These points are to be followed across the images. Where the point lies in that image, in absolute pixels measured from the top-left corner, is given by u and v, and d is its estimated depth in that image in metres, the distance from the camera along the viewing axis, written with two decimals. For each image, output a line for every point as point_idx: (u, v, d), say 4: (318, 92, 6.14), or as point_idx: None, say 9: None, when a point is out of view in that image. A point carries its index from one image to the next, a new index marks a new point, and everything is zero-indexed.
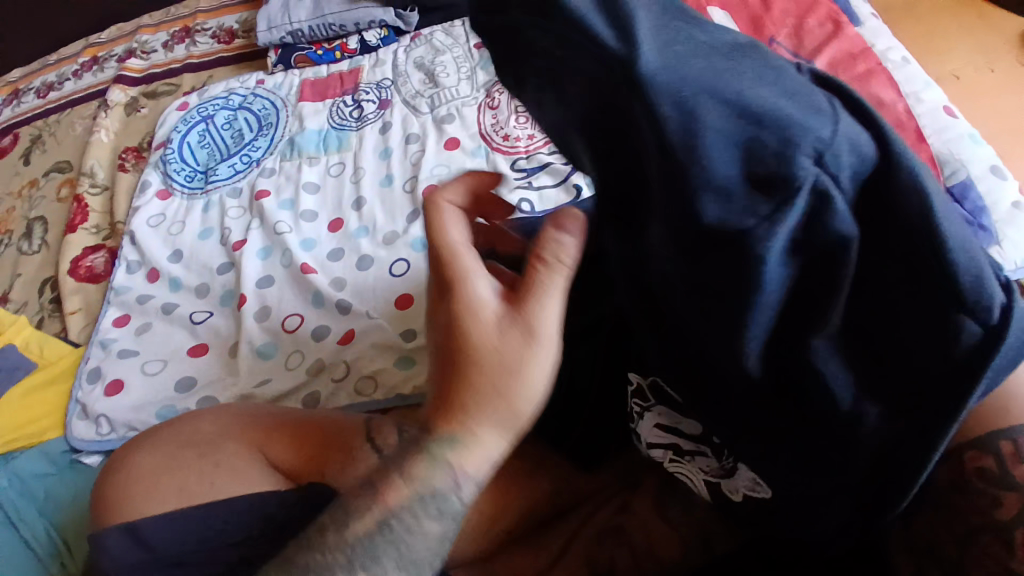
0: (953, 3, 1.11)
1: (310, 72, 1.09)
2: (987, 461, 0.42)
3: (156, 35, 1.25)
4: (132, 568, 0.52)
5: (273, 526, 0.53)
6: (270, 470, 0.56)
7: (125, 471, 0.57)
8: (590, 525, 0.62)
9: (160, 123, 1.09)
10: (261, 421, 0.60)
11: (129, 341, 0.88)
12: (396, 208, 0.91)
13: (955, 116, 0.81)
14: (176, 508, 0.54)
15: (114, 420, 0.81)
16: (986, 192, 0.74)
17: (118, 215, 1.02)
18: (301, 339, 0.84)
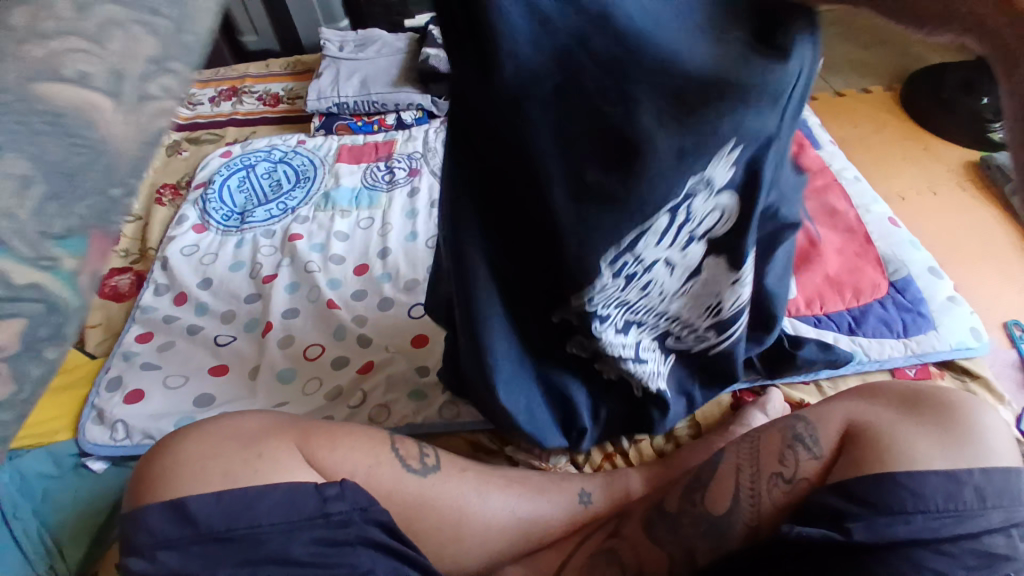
0: (901, 137, 1.34)
1: (347, 139, 1.22)
2: (927, 498, 0.53)
3: (204, 90, 1.38)
4: (168, 542, 0.56)
5: (309, 514, 0.59)
6: (307, 465, 0.64)
7: (169, 458, 0.62)
8: (584, 550, 0.69)
9: (202, 166, 1.20)
10: (298, 425, 0.68)
11: (151, 355, 0.92)
12: (418, 260, 1.01)
13: (898, 226, 0.98)
14: (219, 489, 0.59)
15: (131, 426, 0.83)
16: (923, 287, 0.90)
17: (151, 242, 1.09)
18: (321, 366, 0.90)
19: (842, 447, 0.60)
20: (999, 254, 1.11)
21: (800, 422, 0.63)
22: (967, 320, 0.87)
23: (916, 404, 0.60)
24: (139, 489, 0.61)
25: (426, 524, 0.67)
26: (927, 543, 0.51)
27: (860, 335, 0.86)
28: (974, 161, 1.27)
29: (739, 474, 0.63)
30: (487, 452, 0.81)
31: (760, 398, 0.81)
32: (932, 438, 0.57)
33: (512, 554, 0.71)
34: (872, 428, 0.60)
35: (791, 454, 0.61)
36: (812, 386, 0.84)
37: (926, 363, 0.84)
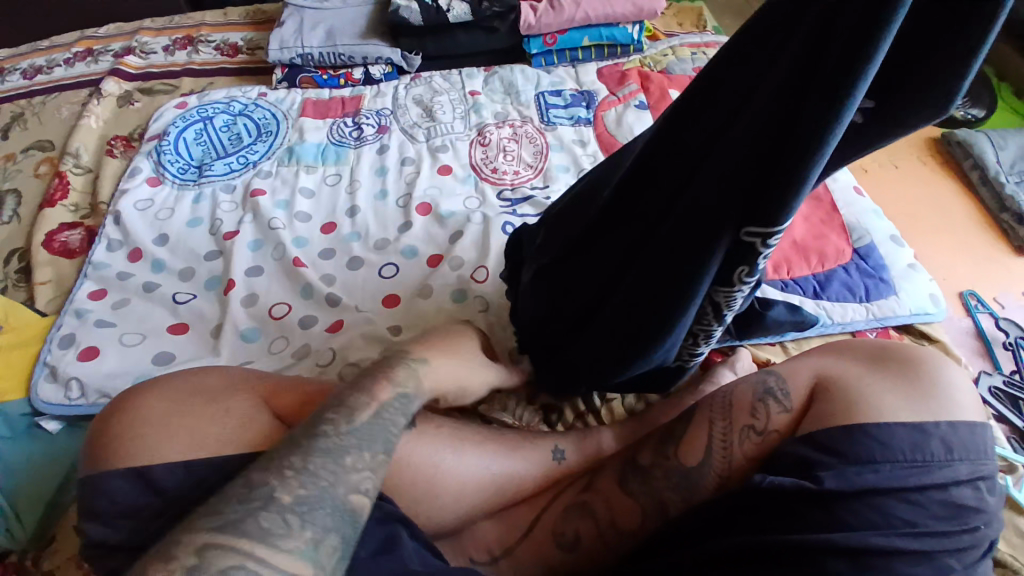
0: None
1: (312, 93, 1.18)
2: (896, 450, 0.56)
3: (157, 39, 1.30)
4: (128, 512, 0.54)
5: None
6: (276, 419, 0.62)
7: (130, 413, 0.58)
8: (558, 505, 0.70)
9: (156, 117, 1.13)
10: (268, 379, 0.65)
11: (105, 313, 0.87)
12: (388, 219, 0.99)
13: (861, 194, 1.00)
14: (184, 455, 0.56)
15: (86, 384, 0.79)
16: (885, 254, 0.93)
17: (102, 196, 1.03)
18: (288, 326, 0.87)
19: (811, 400, 0.63)
20: (955, 227, 1.16)
21: (772, 376, 0.65)
22: (925, 286, 0.91)
23: (882, 360, 0.63)
24: (98, 446, 0.57)
25: (402, 483, 0.66)
26: (892, 491, 0.55)
27: (825, 299, 0.88)
28: (934, 137, 1.31)
29: (711, 428, 0.65)
30: (459, 411, 0.81)
31: (730, 357, 0.83)
32: (900, 391, 0.60)
33: (486, 510, 0.71)
34: (840, 381, 0.62)
35: (762, 406, 0.63)
36: (777, 347, 0.87)
37: (885, 326, 0.87)
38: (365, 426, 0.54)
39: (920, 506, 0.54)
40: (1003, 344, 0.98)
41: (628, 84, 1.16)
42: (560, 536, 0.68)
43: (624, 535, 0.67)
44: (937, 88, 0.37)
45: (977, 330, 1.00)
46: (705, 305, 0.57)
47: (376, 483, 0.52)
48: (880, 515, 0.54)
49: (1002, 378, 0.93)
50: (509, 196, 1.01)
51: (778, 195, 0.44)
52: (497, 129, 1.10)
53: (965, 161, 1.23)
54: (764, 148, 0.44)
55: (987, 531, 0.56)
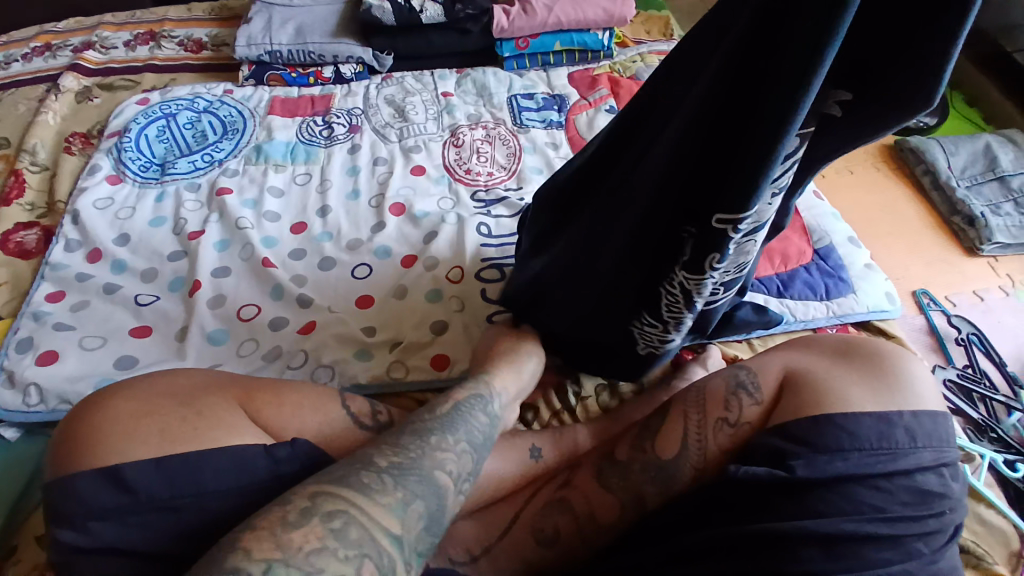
0: None
1: (280, 91, 1.16)
2: (861, 439, 0.58)
3: (118, 34, 1.26)
4: (102, 513, 0.51)
5: (262, 478, 0.55)
6: (252, 423, 0.60)
7: (98, 417, 0.56)
8: (537, 501, 0.71)
9: (116, 114, 1.09)
10: (243, 382, 0.63)
11: (63, 315, 0.84)
12: (361, 219, 0.98)
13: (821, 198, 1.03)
14: (157, 454, 0.54)
15: (46, 389, 0.76)
16: (844, 255, 0.96)
17: (59, 194, 0.99)
18: (258, 328, 0.85)
19: (781, 393, 0.64)
20: (909, 229, 1.21)
21: (741, 371, 0.67)
22: (881, 285, 0.94)
23: (846, 354, 0.66)
24: (64, 450, 0.55)
25: None
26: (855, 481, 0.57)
27: (788, 298, 0.91)
28: (889, 144, 1.37)
29: (686, 421, 0.66)
30: None
31: (700, 354, 0.85)
32: (865, 385, 0.62)
33: (466, 509, 0.70)
34: (808, 375, 0.64)
35: (734, 400, 0.65)
36: (744, 343, 0.89)
37: (845, 323, 0.90)
38: (449, 416, 0.58)
39: (888, 493, 0.57)
40: (955, 340, 1.04)
41: (599, 88, 1.19)
42: (541, 532, 0.68)
43: (603, 529, 0.67)
44: (922, 77, 0.42)
45: (930, 327, 1.05)
46: (674, 289, 0.59)
47: (459, 466, 0.54)
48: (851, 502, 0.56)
49: (955, 372, 0.98)
50: (483, 197, 1.01)
51: (738, 163, 0.47)
52: (470, 130, 1.10)
53: (918, 166, 1.29)
54: (724, 115, 0.48)
55: (952, 516, 0.59)
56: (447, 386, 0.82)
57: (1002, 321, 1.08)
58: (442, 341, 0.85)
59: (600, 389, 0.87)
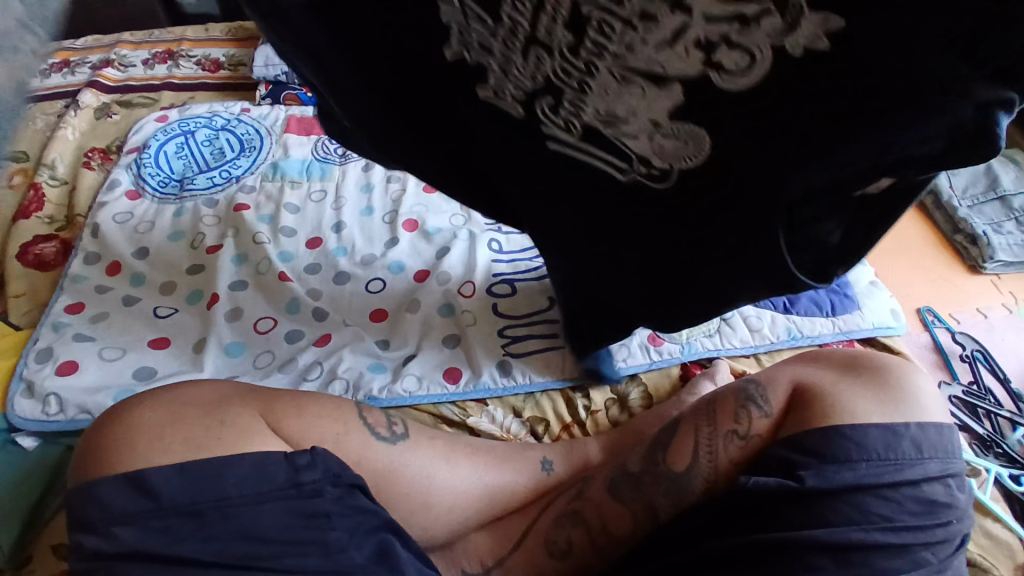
0: None
1: (295, 110, 1.18)
2: (869, 450, 0.59)
3: (136, 52, 1.29)
4: (125, 517, 0.52)
5: (281, 484, 0.56)
6: (272, 432, 0.61)
7: (124, 427, 0.57)
8: (551, 513, 0.72)
9: (135, 130, 1.12)
10: (262, 393, 0.64)
11: (82, 327, 0.85)
12: (375, 235, 1.00)
13: None
14: (181, 460, 0.55)
15: (65, 399, 0.76)
16: (850, 272, 0.97)
17: (79, 209, 1.01)
18: (273, 340, 0.87)
19: (792, 405, 0.66)
20: (912, 248, 1.23)
21: (752, 383, 0.69)
22: (885, 302, 0.95)
23: (854, 367, 0.67)
24: (89, 457, 0.56)
25: (393, 496, 0.66)
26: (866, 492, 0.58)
27: (794, 314, 0.92)
28: None
29: (697, 433, 0.67)
30: (451, 423, 0.82)
31: (709, 369, 0.86)
32: (874, 397, 0.63)
33: (476, 522, 0.72)
34: (817, 388, 0.65)
35: (744, 412, 0.66)
36: (752, 359, 0.90)
37: (850, 339, 0.91)
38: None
39: (897, 504, 0.58)
40: (960, 356, 1.05)
41: None
42: (553, 545, 0.69)
43: (614, 539, 0.68)
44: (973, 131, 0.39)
45: (935, 344, 1.07)
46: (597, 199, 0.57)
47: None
48: (857, 513, 0.57)
49: (960, 388, 1.00)
50: None
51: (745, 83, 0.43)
52: None
53: None
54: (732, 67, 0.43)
55: (960, 527, 0.60)
56: (458, 399, 0.84)
57: (1006, 338, 1.09)
58: (453, 353, 0.87)
59: (610, 402, 0.87)
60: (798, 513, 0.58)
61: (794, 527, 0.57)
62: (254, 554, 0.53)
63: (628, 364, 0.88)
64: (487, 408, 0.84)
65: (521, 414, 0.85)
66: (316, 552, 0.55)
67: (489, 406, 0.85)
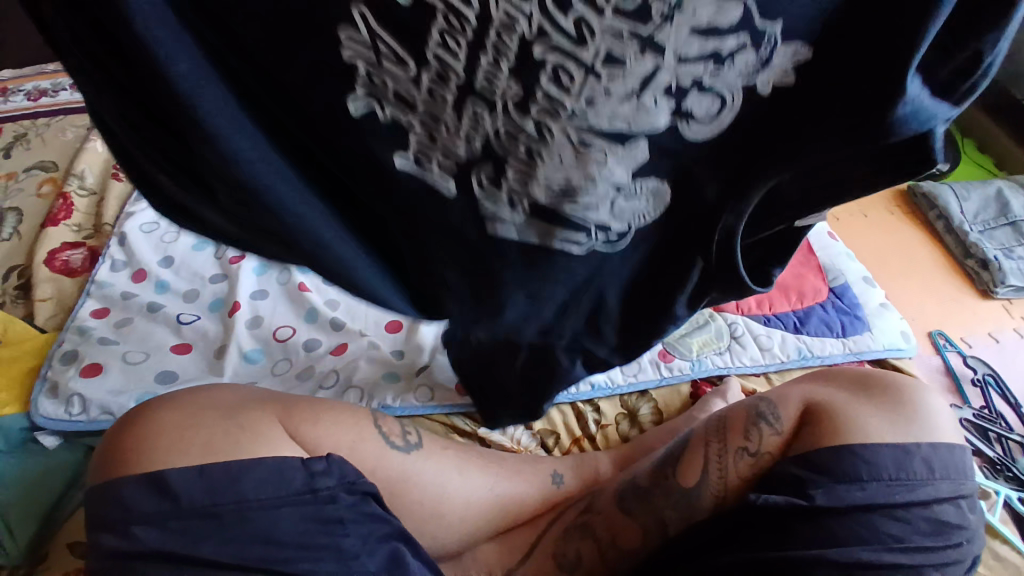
0: None
1: None
2: (882, 470, 0.60)
3: None
4: (145, 518, 0.54)
5: (299, 489, 0.57)
6: (290, 438, 0.62)
7: (146, 428, 0.59)
8: (559, 525, 0.73)
9: None
10: (281, 399, 0.66)
11: (108, 331, 0.86)
12: None
13: (835, 238, 1.06)
14: (200, 462, 0.56)
15: (88, 400, 0.78)
16: (859, 293, 0.98)
17: (107, 217, 1.04)
18: (292, 349, 0.88)
19: (803, 422, 0.66)
20: (923, 272, 1.23)
21: (763, 400, 0.69)
22: (896, 323, 0.96)
23: (865, 386, 0.68)
24: (111, 458, 0.58)
25: (405, 505, 0.67)
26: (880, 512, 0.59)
27: (805, 333, 0.93)
28: (901, 189, 1.40)
29: (708, 449, 0.67)
30: (461, 433, 0.83)
31: (721, 386, 0.86)
32: (886, 416, 0.64)
33: (485, 533, 0.73)
34: (829, 405, 0.66)
35: (755, 430, 0.66)
36: (762, 377, 0.91)
37: (861, 360, 0.91)
38: None
39: (908, 523, 0.59)
40: (971, 380, 1.05)
41: None
42: (562, 557, 0.70)
43: (623, 553, 0.69)
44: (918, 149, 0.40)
45: (946, 367, 1.07)
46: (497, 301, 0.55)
47: None
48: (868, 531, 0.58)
49: (971, 412, 1.00)
50: None
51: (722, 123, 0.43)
52: None
53: (931, 211, 1.32)
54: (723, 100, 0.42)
55: (970, 547, 0.61)
56: (470, 410, 0.85)
57: (1017, 363, 1.09)
58: None
59: (620, 416, 0.88)
60: (807, 532, 0.59)
61: (804, 545, 0.58)
62: (269, 557, 0.55)
63: (638, 380, 0.88)
64: None
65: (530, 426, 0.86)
66: (330, 558, 0.57)
67: None
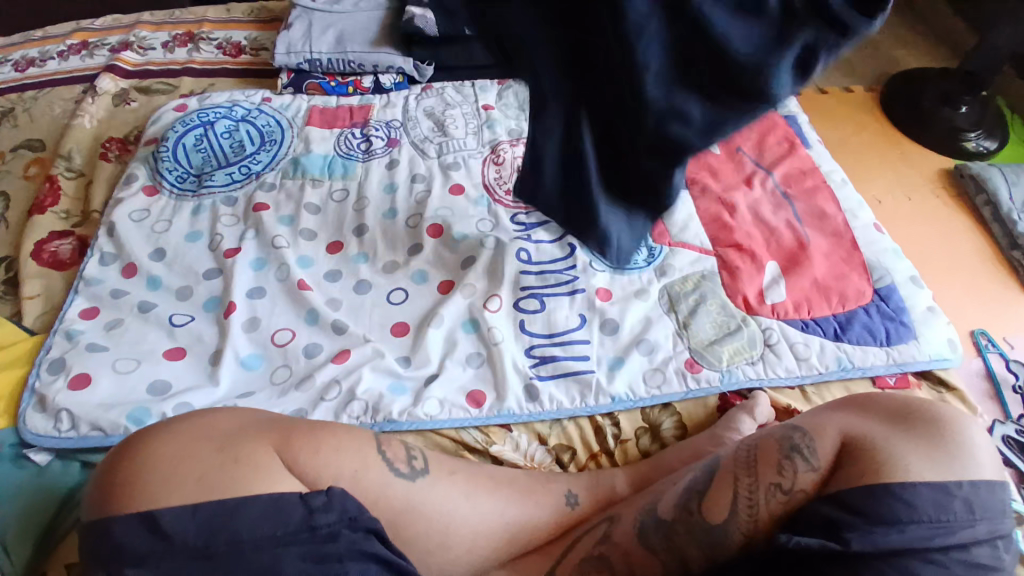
0: (879, 140, 1.36)
1: (318, 100, 1.13)
2: (922, 511, 0.54)
3: (156, 35, 1.25)
4: (137, 560, 0.50)
5: (296, 527, 0.52)
6: (287, 471, 0.57)
7: (133, 464, 0.54)
8: (575, 555, 0.68)
9: (154, 120, 1.07)
10: (276, 424, 0.61)
11: (97, 335, 0.82)
12: (397, 241, 0.95)
13: (883, 232, 0.98)
14: (193, 501, 0.52)
15: (78, 415, 0.74)
16: (905, 296, 0.91)
17: (94, 204, 0.98)
18: (291, 354, 0.83)
19: (840, 459, 0.60)
20: (965, 264, 1.15)
21: (794, 430, 0.64)
22: (942, 330, 0.89)
23: (903, 418, 0.61)
24: (99, 494, 0.54)
25: (412, 536, 0.63)
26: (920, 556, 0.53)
27: (845, 342, 0.86)
28: (946, 169, 1.31)
29: (737, 484, 0.62)
30: (472, 451, 0.79)
31: (749, 400, 0.80)
32: (925, 451, 0.58)
33: (498, 559, 0.69)
34: (865, 440, 0.60)
35: (788, 464, 0.61)
36: (797, 390, 0.84)
37: (905, 371, 0.85)
38: None
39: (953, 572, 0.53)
40: (1013, 387, 0.98)
41: None
42: None
43: None
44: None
45: (987, 371, 1.00)
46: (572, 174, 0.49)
47: None
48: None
49: (1014, 427, 0.93)
50: (523, 219, 0.98)
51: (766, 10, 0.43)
52: (511, 147, 1.06)
53: (978, 196, 1.23)
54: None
55: None
56: (481, 424, 0.80)
57: None
58: (478, 373, 0.83)
59: (641, 431, 0.82)
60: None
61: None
62: None
63: (662, 392, 0.83)
64: (511, 434, 0.80)
65: (546, 440, 0.81)
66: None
67: (513, 431, 0.81)
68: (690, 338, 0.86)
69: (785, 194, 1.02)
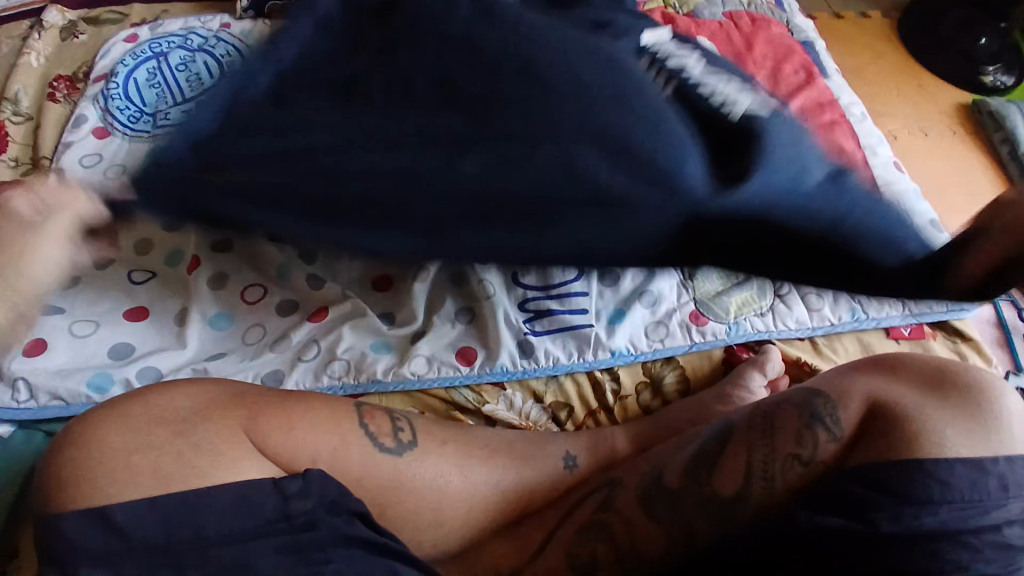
0: (897, 69, 1.26)
1: (283, 25, 1.02)
2: (955, 493, 0.50)
3: None
4: (91, 557, 0.46)
5: (268, 517, 0.49)
6: (257, 452, 0.53)
7: (83, 446, 0.50)
8: (573, 522, 0.64)
9: (103, 53, 0.97)
10: (245, 398, 0.56)
11: (52, 296, 0.75)
12: None
13: (903, 171, 0.91)
14: (151, 491, 0.48)
15: (35, 384, 0.69)
16: (925, 243, 0.85)
17: (44, 149, 0.89)
18: (263, 313, 0.77)
19: (866, 427, 0.56)
20: (982, 205, 1.08)
21: (811, 399, 0.59)
22: None
23: (942, 385, 0.56)
24: (47, 481, 0.49)
25: (400, 513, 0.58)
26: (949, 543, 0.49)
27: (861, 291, 0.81)
28: (964, 104, 1.22)
29: (751, 453, 0.58)
30: (463, 411, 0.74)
31: (758, 356, 0.76)
32: (964, 425, 0.53)
33: (491, 526, 0.65)
34: (896, 408, 0.55)
35: (809, 434, 0.57)
36: (807, 341, 0.80)
37: (920, 322, 0.81)
38: None
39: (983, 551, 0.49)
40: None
41: None
42: (574, 557, 0.61)
43: (644, 558, 0.61)
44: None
45: (998, 319, 0.95)
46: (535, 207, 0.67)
47: None
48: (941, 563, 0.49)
49: None
50: None
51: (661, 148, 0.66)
52: None
53: (996, 133, 1.16)
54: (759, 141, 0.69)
55: None
56: (472, 382, 0.75)
57: None
58: (466, 330, 0.77)
59: (641, 385, 0.78)
60: (873, 562, 0.50)
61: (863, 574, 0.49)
62: None
63: (665, 346, 0.78)
64: (504, 392, 0.76)
65: (542, 398, 0.76)
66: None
67: (507, 389, 0.76)
68: (696, 289, 0.81)
69: (800, 128, 0.94)
